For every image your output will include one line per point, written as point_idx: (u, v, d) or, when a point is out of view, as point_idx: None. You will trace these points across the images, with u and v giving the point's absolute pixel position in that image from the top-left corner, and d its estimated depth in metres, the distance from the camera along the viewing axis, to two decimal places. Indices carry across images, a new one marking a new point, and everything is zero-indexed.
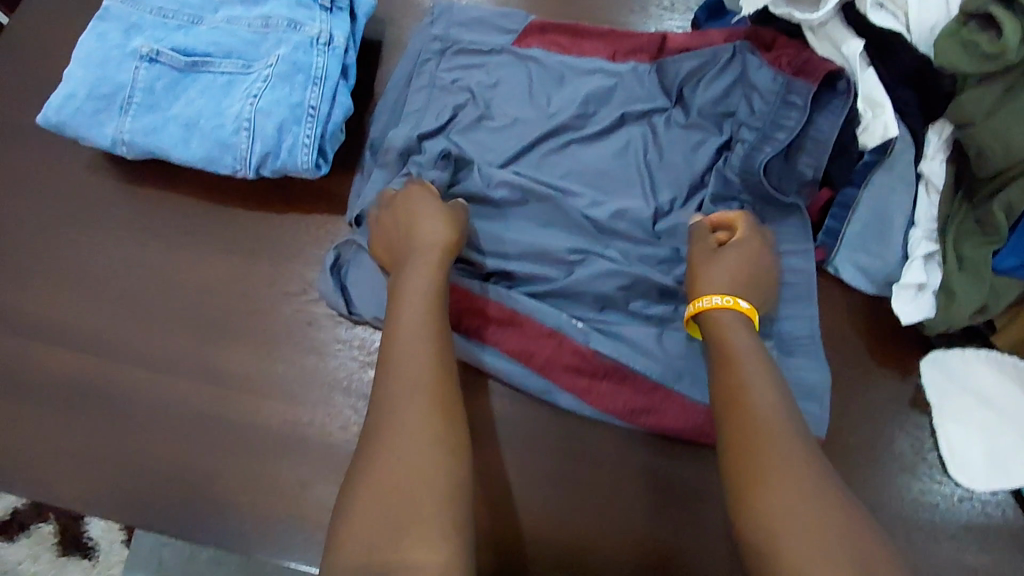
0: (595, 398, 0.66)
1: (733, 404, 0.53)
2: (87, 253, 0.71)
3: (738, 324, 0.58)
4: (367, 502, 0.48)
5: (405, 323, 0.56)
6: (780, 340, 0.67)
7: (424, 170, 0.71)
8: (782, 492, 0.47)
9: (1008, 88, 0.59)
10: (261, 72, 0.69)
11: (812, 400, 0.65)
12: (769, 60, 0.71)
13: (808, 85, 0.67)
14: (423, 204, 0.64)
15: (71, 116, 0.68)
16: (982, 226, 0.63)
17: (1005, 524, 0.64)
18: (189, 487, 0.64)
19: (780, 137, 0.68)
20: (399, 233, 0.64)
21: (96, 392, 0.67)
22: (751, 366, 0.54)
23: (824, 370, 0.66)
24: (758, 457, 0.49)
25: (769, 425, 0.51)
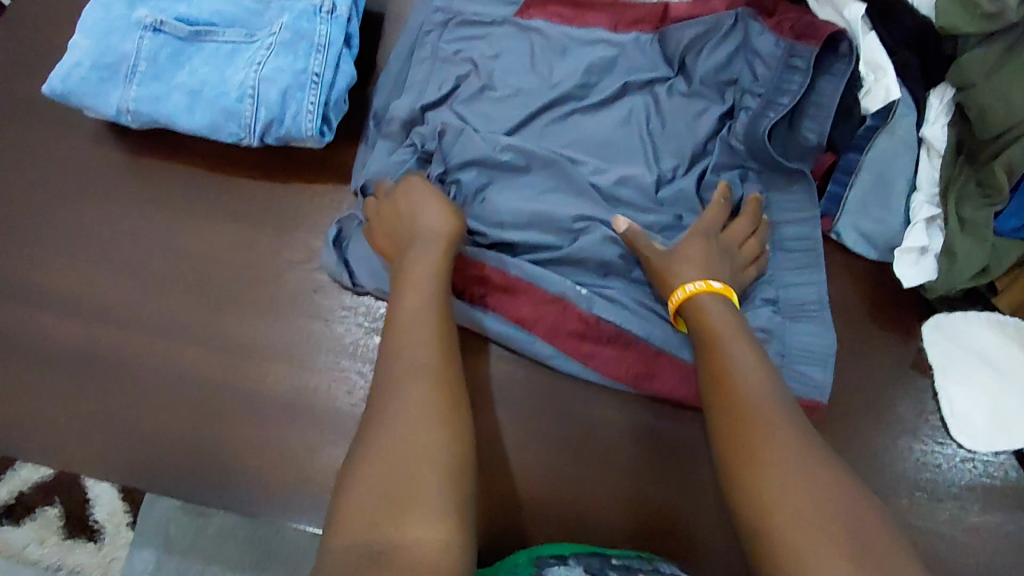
0: (597, 364, 0.67)
1: (720, 383, 0.53)
2: (93, 223, 0.72)
3: (726, 306, 0.59)
4: (368, 476, 0.47)
5: (407, 305, 0.57)
6: (782, 305, 0.67)
7: (426, 145, 0.72)
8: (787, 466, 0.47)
9: (1008, 47, 0.60)
10: (264, 41, 0.69)
11: (814, 364, 0.65)
12: (770, 26, 0.71)
13: (809, 48, 0.67)
14: (422, 192, 0.65)
15: (75, 86, 0.69)
16: (983, 187, 0.63)
17: (1007, 484, 0.64)
18: (198, 451, 0.64)
19: (783, 103, 0.67)
20: (399, 217, 0.64)
21: (104, 359, 0.67)
22: (738, 348, 0.55)
23: (829, 334, 0.66)
24: (757, 433, 0.49)
25: (762, 400, 0.51)
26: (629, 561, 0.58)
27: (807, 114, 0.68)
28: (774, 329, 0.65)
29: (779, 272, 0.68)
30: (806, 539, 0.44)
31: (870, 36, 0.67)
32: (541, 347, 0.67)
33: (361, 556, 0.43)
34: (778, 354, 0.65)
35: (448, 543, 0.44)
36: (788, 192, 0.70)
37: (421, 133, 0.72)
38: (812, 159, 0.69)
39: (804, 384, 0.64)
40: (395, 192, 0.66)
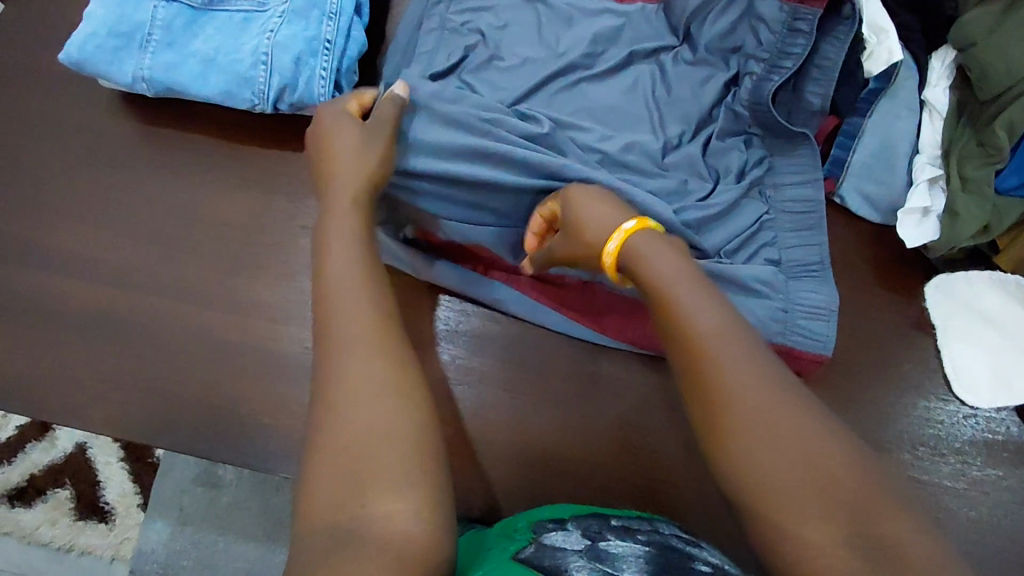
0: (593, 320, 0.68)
1: (676, 333, 0.49)
2: (108, 192, 0.73)
3: (657, 242, 0.55)
4: (327, 459, 0.44)
5: (338, 258, 0.54)
6: (785, 265, 0.69)
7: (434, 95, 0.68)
8: (768, 424, 0.44)
9: (1009, 6, 0.62)
10: (276, 9, 0.71)
11: (818, 319, 0.66)
12: None
13: (813, 11, 0.65)
14: (343, 138, 0.61)
15: (91, 53, 0.70)
16: (983, 147, 0.64)
17: (1009, 440, 0.65)
18: (212, 412, 0.65)
19: (788, 66, 0.68)
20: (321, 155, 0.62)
21: (120, 323, 0.68)
22: (698, 302, 0.50)
23: (832, 290, 0.67)
24: (730, 387, 0.46)
25: (725, 347, 0.47)
26: (628, 522, 0.56)
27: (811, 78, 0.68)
28: (775, 285, 0.66)
29: (782, 234, 0.70)
30: (795, 506, 0.42)
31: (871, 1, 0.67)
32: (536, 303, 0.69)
33: (332, 537, 0.41)
34: (781, 310, 0.66)
35: (414, 516, 0.43)
36: (792, 158, 0.71)
37: None
38: (815, 124, 0.70)
39: (809, 338, 0.65)
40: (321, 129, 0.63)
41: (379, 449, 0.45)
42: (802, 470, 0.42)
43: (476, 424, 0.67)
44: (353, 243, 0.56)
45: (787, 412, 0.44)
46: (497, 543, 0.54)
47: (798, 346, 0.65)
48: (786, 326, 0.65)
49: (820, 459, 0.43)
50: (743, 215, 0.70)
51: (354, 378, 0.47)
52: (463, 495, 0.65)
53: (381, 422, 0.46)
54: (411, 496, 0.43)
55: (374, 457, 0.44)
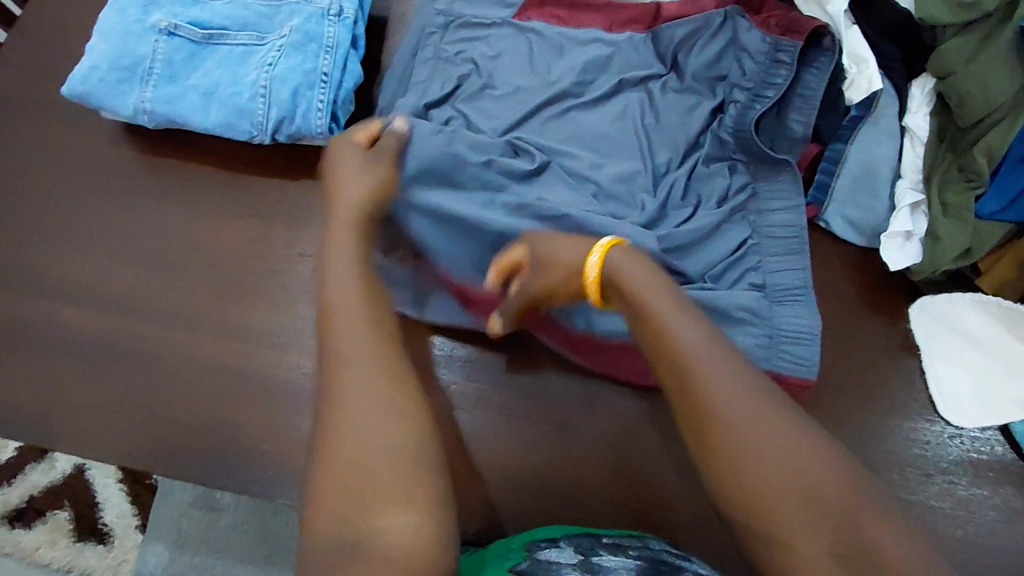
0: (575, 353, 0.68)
1: (661, 349, 0.50)
2: (111, 222, 0.75)
3: (634, 255, 0.57)
4: (331, 480, 0.45)
5: (332, 286, 0.55)
6: (769, 289, 0.70)
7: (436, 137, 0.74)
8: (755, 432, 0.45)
9: (986, 36, 0.63)
10: (275, 42, 0.73)
11: (801, 343, 0.67)
12: (758, 23, 0.73)
13: (794, 42, 0.70)
14: (346, 169, 0.65)
15: (95, 86, 0.72)
16: (964, 173, 0.66)
17: (994, 459, 0.66)
18: (212, 438, 0.67)
19: (769, 95, 0.70)
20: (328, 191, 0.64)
21: (122, 350, 0.70)
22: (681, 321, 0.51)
23: (816, 314, 0.68)
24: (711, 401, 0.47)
25: (709, 361, 0.48)
26: (618, 539, 0.57)
27: (794, 106, 0.70)
28: (759, 312, 0.67)
29: (767, 257, 0.71)
30: (787, 517, 0.43)
31: (854, 29, 0.69)
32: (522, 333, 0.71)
33: (335, 550, 0.43)
34: (765, 338, 0.67)
35: (417, 531, 0.43)
36: (775, 183, 0.72)
37: None
38: (799, 150, 0.71)
39: (793, 365, 0.67)
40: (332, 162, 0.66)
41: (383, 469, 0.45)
42: (793, 477, 0.44)
43: (471, 447, 0.68)
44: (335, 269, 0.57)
45: (770, 418, 0.46)
46: (489, 560, 0.55)
47: (785, 374, 0.67)
48: (771, 351, 0.67)
49: (800, 466, 0.44)
50: (726, 241, 0.71)
51: (358, 392, 0.48)
52: (459, 519, 0.66)
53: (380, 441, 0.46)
54: (418, 515, 0.44)
55: (377, 476, 0.45)
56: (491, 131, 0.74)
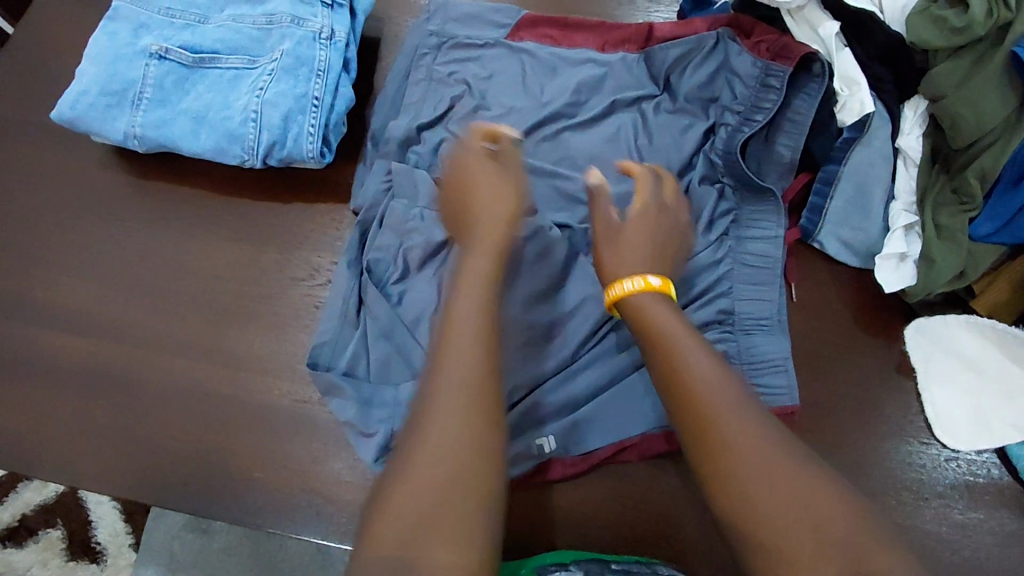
0: (544, 475, 0.64)
1: (674, 384, 0.50)
2: (101, 246, 0.74)
3: (660, 301, 0.55)
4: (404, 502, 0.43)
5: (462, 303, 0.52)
6: (739, 317, 0.69)
7: (424, 165, 0.74)
8: (750, 455, 0.45)
9: (977, 58, 0.63)
10: (266, 66, 0.72)
11: (774, 372, 0.67)
12: (749, 47, 0.73)
13: (784, 68, 0.70)
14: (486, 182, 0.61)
15: (84, 111, 0.71)
16: (958, 195, 0.66)
17: (990, 482, 0.66)
18: (203, 464, 0.66)
19: (758, 119, 0.70)
20: (466, 207, 0.61)
21: (113, 375, 0.69)
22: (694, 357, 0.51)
23: (786, 343, 0.68)
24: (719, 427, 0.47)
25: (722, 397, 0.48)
26: (629, 565, 0.57)
27: (783, 131, 0.71)
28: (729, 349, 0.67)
29: (740, 286, 0.70)
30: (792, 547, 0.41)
31: (845, 52, 0.70)
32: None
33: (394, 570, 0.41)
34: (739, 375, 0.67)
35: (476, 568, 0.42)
36: (759, 208, 0.71)
37: (420, 160, 0.74)
38: (789, 179, 0.71)
39: (771, 396, 0.66)
40: (467, 181, 0.62)
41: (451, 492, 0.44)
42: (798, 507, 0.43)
43: None
44: (476, 279, 0.54)
45: (764, 435, 0.46)
46: None
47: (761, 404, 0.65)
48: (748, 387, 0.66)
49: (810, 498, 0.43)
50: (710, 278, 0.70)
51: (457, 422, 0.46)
52: None
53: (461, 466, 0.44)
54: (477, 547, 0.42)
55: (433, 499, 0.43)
56: None
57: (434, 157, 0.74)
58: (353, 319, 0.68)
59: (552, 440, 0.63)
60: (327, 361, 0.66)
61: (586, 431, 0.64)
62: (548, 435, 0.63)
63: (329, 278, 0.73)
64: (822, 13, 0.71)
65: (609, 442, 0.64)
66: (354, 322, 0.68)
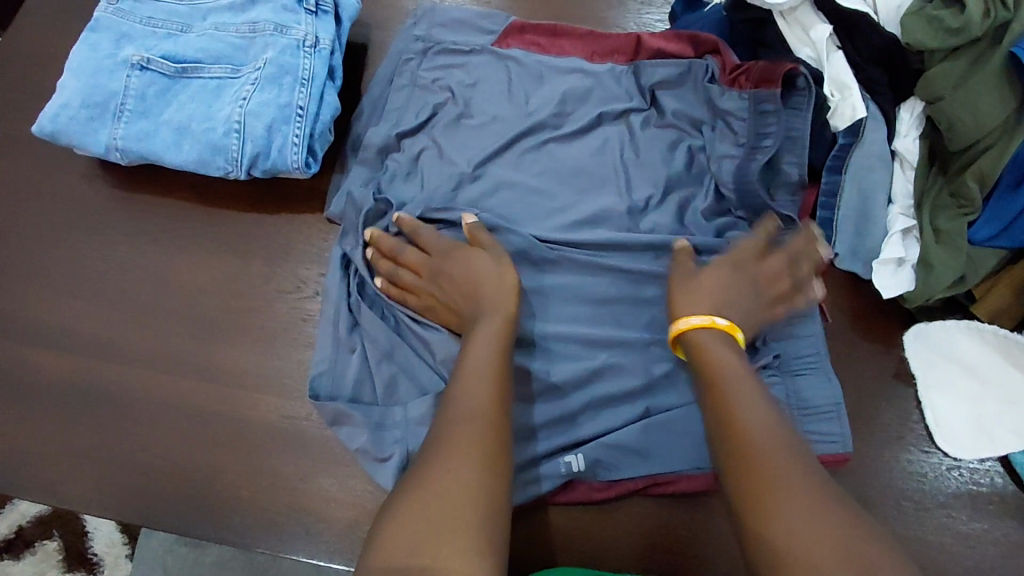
0: (570, 495, 0.62)
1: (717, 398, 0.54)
2: (86, 261, 0.73)
3: (718, 341, 0.58)
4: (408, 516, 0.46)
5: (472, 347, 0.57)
6: (784, 357, 0.66)
7: (401, 172, 0.73)
8: (789, 496, 0.46)
9: (974, 60, 0.61)
10: (249, 76, 0.71)
11: (829, 419, 0.64)
12: (728, 84, 0.71)
13: (771, 92, 0.68)
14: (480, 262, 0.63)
15: (65, 125, 0.70)
16: (956, 199, 0.65)
17: (994, 491, 0.64)
18: (191, 483, 0.65)
19: (767, 147, 0.68)
20: (460, 284, 0.63)
21: (98, 393, 0.68)
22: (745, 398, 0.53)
23: (836, 387, 0.65)
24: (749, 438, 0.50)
25: (770, 443, 0.49)
26: None
27: (783, 148, 0.68)
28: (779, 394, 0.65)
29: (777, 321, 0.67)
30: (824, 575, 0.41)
31: (837, 55, 0.68)
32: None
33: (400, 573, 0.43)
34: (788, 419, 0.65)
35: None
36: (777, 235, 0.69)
37: (397, 170, 0.73)
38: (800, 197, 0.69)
39: (825, 442, 0.63)
40: (451, 259, 0.65)
41: (460, 504, 0.46)
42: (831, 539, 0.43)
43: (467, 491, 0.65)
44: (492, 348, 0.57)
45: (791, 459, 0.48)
46: None
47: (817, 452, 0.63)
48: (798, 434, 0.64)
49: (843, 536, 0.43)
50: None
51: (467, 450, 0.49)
52: None
53: (477, 485, 0.48)
54: (485, 556, 0.44)
55: (435, 514, 0.45)
56: (464, 162, 0.72)
57: (414, 166, 0.73)
58: (351, 345, 0.67)
59: (581, 460, 0.61)
60: (329, 392, 0.65)
61: (619, 458, 0.61)
62: (576, 454, 0.61)
63: (318, 290, 0.72)
64: (815, 15, 0.68)
65: (644, 475, 0.61)
66: (350, 348, 0.67)
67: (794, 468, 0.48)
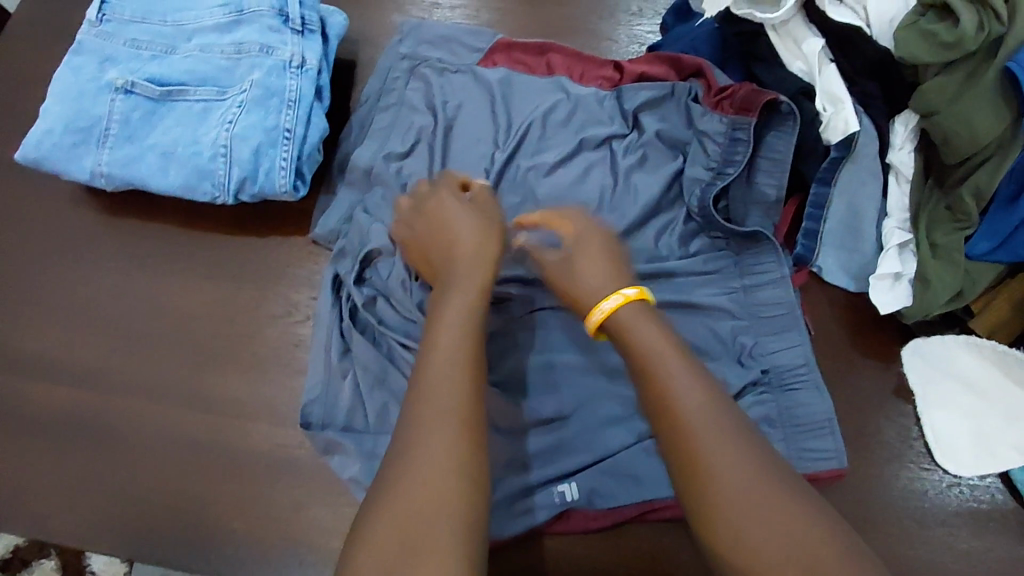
0: (564, 525, 0.61)
1: (661, 411, 0.48)
2: (73, 289, 0.72)
3: (638, 319, 0.52)
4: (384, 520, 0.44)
5: (444, 323, 0.53)
6: (773, 372, 0.65)
7: (388, 195, 0.71)
8: (749, 499, 0.43)
9: (968, 75, 0.60)
10: (235, 98, 0.70)
11: (821, 435, 0.63)
12: (711, 106, 0.72)
13: (748, 120, 0.68)
14: (463, 225, 0.60)
15: (50, 151, 0.69)
16: (952, 212, 0.64)
17: (995, 508, 0.64)
18: (183, 514, 0.64)
19: (730, 172, 0.69)
20: (440, 241, 0.60)
21: (88, 423, 0.67)
22: (680, 375, 0.48)
23: (828, 401, 0.64)
24: (704, 461, 0.45)
25: (714, 431, 0.45)
26: None
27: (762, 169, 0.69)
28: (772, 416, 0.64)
29: (763, 338, 0.67)
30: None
31: (830, 69, 0.67)
32: (500, 503, 0.61)
33: None
34: (783, 438, 0.64)
35: None
36: (756, 253, 0.68)
37: (374, 200, 0.72)
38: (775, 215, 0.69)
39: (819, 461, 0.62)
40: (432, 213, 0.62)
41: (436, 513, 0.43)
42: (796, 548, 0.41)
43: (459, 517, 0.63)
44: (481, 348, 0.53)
45: (744, 454, 0.45)
46: None
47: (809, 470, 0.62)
48: (792, 453, 0.63)
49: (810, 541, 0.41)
50: (699, 323, 0.67)
51: (441, 452, 0.46)
52: None
53: (455, 499, 0.44)
54: None
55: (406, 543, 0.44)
56: None
57: (396, 190, 0.71)
58: (340, 368, 0.66)
59: (574, 489, 0.61)
60: (321, 420, 0.65)
61: (614, 485, 0.61)
62: (570, 483, 0.61)
63: (308, 314, 0.71)
64: (807, 28, 0.68)
65: (641, 500, 0.61)
66: (340, 371, 0.66)
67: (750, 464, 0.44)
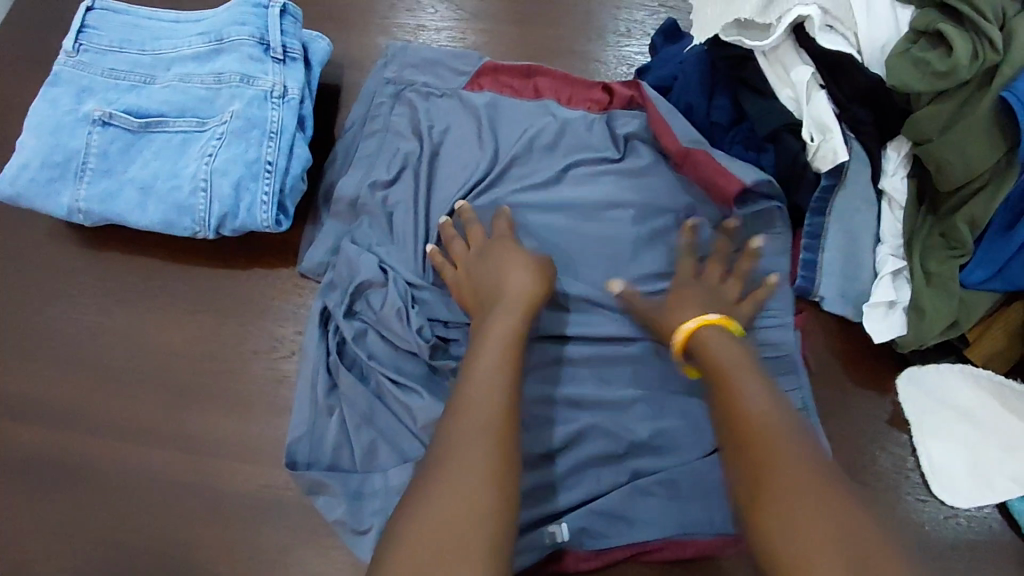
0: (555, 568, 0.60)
1: (727, 415, 0.50)
2: (51, 327, 0.70)
3: (722, 337, 0.55)
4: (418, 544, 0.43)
5: (482, 366, 0.53)
6: None
7: (375, 229, 0.70)
8: (800, 490, 0.44)
9: (962, 102, 0.58)
10: (216, 129, 0.69)
11: None
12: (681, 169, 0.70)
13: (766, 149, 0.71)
14: (517, 273, 0.61)
15: (26, 186, 0.68)
16: (946, 239, 0.63)
17: (993, 539, 0.63)
18: (167, 558, 0.62)
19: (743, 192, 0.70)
20: (490, 286, 0.61)
21: (68, 465, 0.65)
22: (745, 379, 0.51)
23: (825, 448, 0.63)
24: (761, 456, 0.46)
25: (773, 427, 0.48)
26: None
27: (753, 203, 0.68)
28: None
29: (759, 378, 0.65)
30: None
31: (819, 96, 0.65)
32: None
33: None
34: None
35: None
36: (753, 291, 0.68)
37: (363, 232, 0.70)
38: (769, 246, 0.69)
39: None
40: (486, 257, 0.64)
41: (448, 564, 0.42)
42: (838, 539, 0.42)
43: None
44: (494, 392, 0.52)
45: (797, 452, 0.46)
46: None
47: None
48: None
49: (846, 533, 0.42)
50: None
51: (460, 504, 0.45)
52: None
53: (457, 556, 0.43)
54: None
55: None
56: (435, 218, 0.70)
57: (380, 223, 0.71)
58: (328, 405, 0.65)
59: (565, 530, 0.59)
60: (306, 459, 0.63)
61: (605, 525, 0.60)
62: (561, 523, 0.60)
63: (293, 349, 0.69)
64: (797, 55, 0.65)
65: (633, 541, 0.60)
66: (327, 408, 0.65)
67: (804, 461, 0.46)
